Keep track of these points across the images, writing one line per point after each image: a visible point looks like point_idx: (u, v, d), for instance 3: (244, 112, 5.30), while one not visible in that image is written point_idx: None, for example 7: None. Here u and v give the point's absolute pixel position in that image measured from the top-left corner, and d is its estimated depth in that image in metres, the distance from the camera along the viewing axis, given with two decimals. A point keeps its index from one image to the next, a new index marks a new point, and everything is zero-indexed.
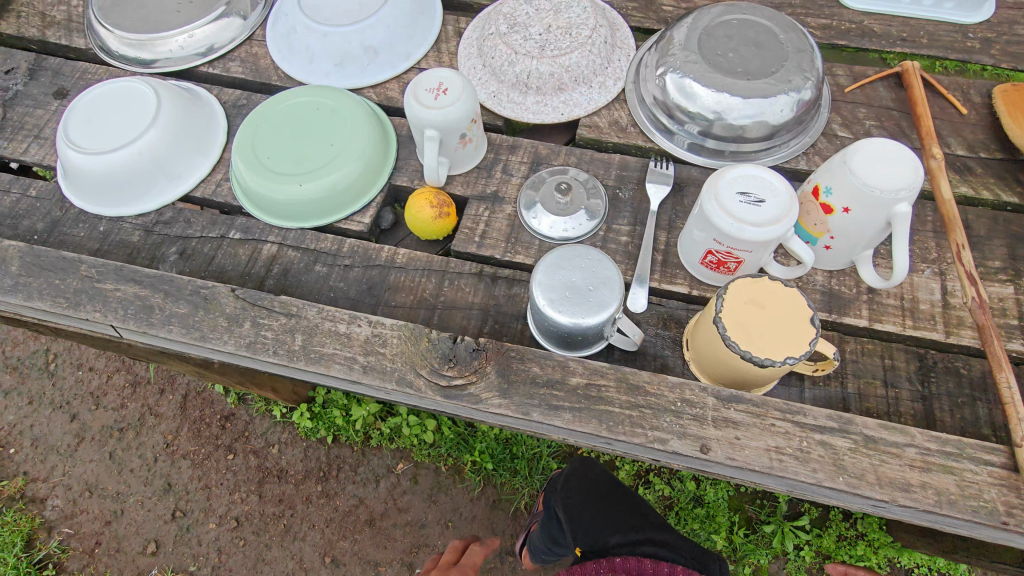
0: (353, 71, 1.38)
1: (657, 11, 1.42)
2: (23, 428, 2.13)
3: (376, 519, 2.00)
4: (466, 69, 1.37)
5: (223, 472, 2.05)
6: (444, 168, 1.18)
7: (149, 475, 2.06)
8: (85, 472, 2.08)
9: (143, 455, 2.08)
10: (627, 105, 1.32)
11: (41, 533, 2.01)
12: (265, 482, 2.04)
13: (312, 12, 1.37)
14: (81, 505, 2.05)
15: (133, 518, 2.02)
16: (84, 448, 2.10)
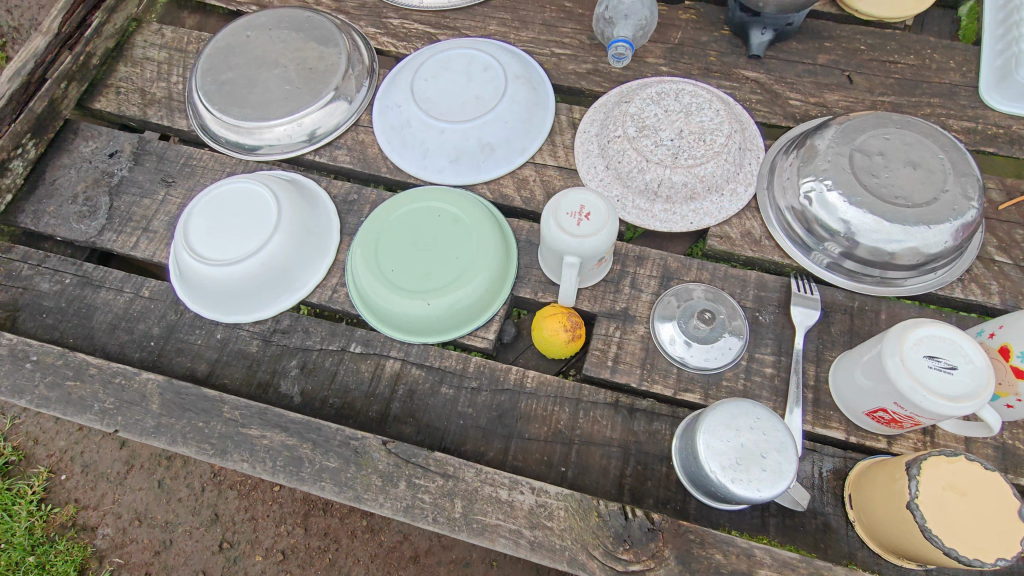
0: (468, 168, 1.33)
1: (784, 106, 1.36)
2: (74, 454, 2.03)
3: (419, 556, 1.85)
4: (586, 168, 1.32)
5: (269, 503, 1.94)
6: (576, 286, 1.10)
7: (196, 505, 1.94)
8: (134, 500, 1.96)
9: (191, 484, 1.96)
10: (759, 214, 1.25)
11: (93, 563, 1.90)
12: (309, 514, 1.92)
13: (428, 107, 1.33)
14: (130, 535, 1.92)
15: (182, 548, 1.89)
16: (134, 475, 1.98)
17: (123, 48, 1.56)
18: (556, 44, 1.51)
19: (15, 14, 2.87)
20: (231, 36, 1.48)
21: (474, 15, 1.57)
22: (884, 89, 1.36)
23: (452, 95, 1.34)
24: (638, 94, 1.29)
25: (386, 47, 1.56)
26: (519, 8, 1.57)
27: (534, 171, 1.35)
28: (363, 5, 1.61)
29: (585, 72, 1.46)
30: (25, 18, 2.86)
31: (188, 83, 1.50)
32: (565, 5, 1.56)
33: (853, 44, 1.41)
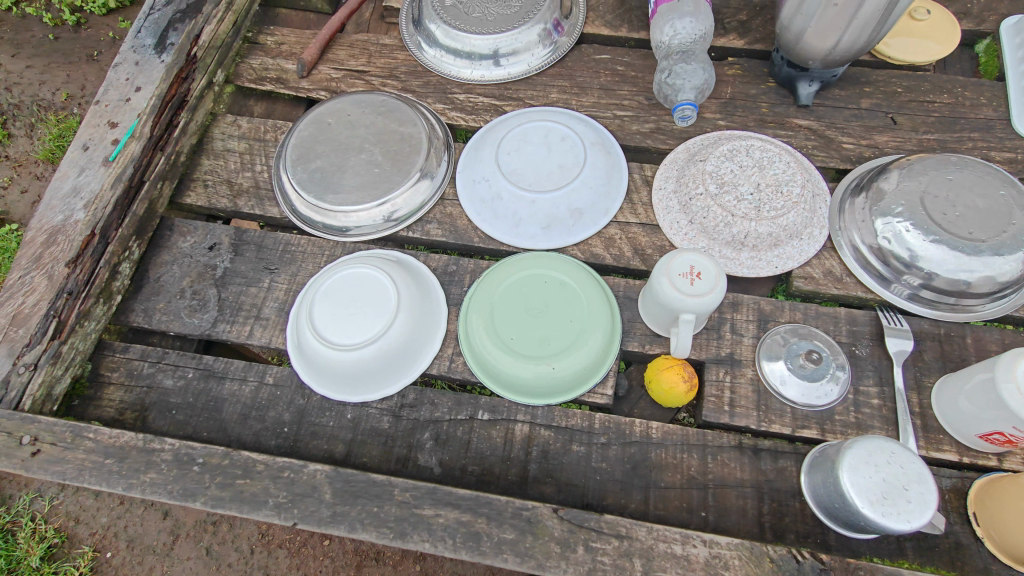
0: (560, 233, 1.42)
1: (838, 150, 1.49)
2: (118, 530, 2.01)
3: None
4: (668, 224, 1.42)
5: (321, 558, 1.93)
6: (687, 333, 1.15)
7: (247, 569, 1.94)
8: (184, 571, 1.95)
9: (239, 548, 1.96)
10: (836, 253, 1.36)
11: None
12: (362, 566, 1.93)
13: (516, 179, 1.42)
14: None
15: None
16: (180, 545, 1.98)
17: (203, 142, 1.64)
18: (616, 106, 1.63)
19: (15, 92, 2.96)
20: (313, 124, 1.57)
21: (536, 85, 1.69)
22: (926, 127, 1.50)
23: (536, 166, 1.43)
24: (710, 152, 1.39)
25: (456, 122, 1.66)
26: (576, 75, 1.70)
27: (619, 230, 1.45)
28: (428, 83, 1.73)
29: (649, 130, 1.58)
30: (26, 95, 2.95)
31: (274, 172, 1.58)
32: (618, 69, 1.69)
33: (890, 87, 1.56)
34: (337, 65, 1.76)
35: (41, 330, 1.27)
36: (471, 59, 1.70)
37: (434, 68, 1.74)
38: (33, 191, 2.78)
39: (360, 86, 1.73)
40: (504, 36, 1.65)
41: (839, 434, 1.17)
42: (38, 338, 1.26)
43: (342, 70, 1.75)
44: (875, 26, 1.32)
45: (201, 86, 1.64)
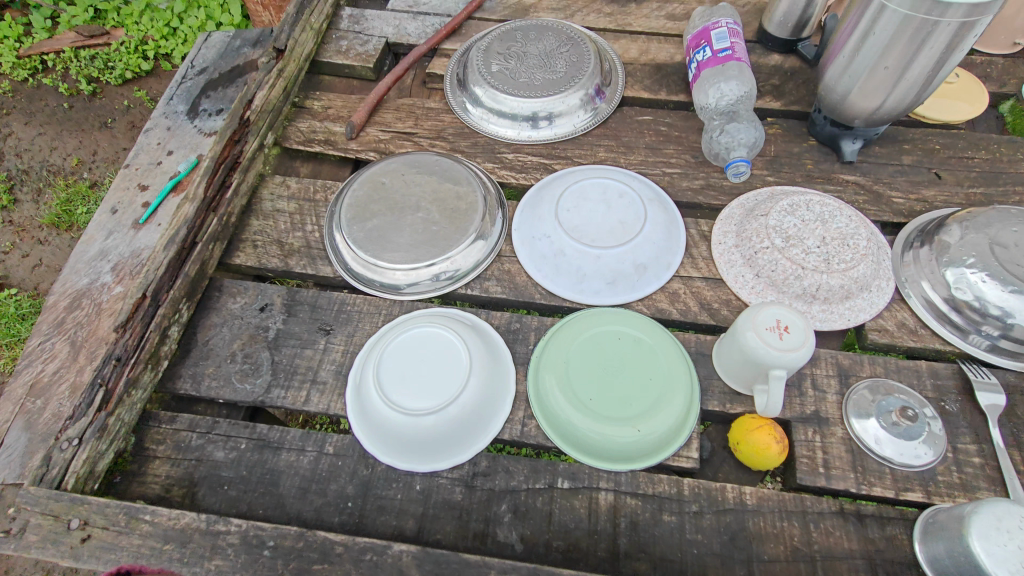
0: (624, 287, 1.41)
1: (889, 204, 1.54)
2: None
3: None
4: (734, 277, 1.42)
5: None
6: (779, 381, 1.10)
7: None
8: None
9: None
10: (906, 304, 1.36)
11: None
12: None
13: (578, 235, 1.42)
14: None
15: None
16: None
17: (252, 203, 1.63)
18: (664, 164, 1.67)
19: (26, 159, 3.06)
20: (368, 184, 1.58)
21: (582, 145, 1.74)
22: (969, 183, 1.56)
23: (598, 223, 1.44)
24: (770, 207, 1.42)
25: (507, 180, 1.69)
26: (621, 135, 1.75)
27: (682, 285, 1.44)
28: (476, 143, 1.77)
29: (700, 187, 1.62)
30: (36, 161, 3.02)
31: (327, 231, 1.56)
32: (661, 129, 1.75)
33: (928, 145, 1.63)
34: (384, 127, 1.81)
35: (87, 400, 1.18)
36: (517, 120, 1.76)
37: (481, 129, 1.79)
38: (34, 254, 2.78)
39: (410, 147, 1.77)
40: (552, 98, 1.73)
41: (946, 495, 1.11)
42: (84, 410, 1.17)
43: (390, 133, 1.80)
44: (919, 89, 1.41)
45: (253, 148, 1.65)
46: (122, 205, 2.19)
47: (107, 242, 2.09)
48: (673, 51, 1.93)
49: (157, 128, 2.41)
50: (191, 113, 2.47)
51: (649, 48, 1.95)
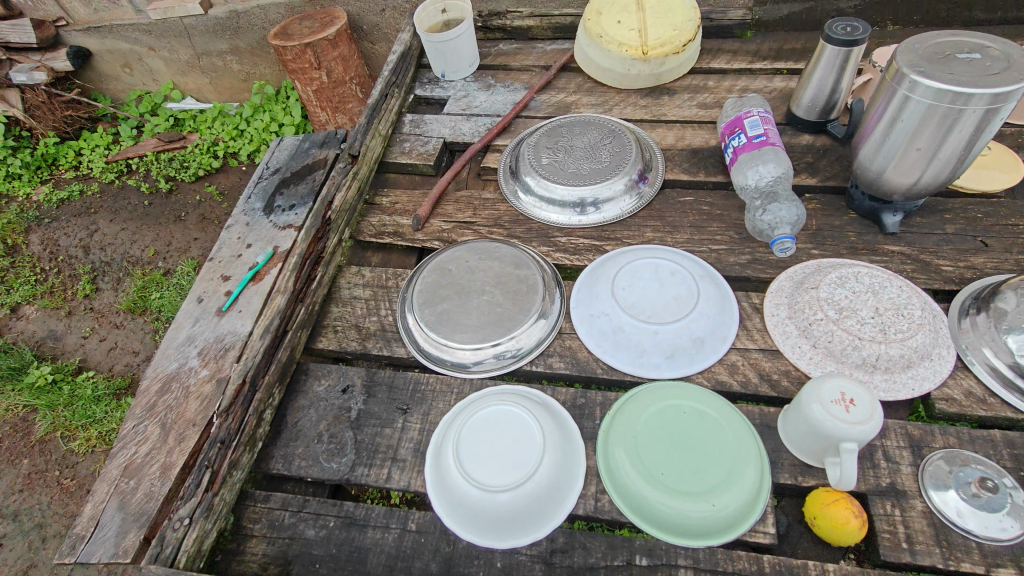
0: (684, 361, 1.47)
1: (938, 272, 1.59)
2: None
3: None
4: (791, 347, 1.47)
5: None
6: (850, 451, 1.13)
7: None
8: None
9: None
10: (970, 371, 1.39)
11: None
12: None
13: (636, 312, 1.52)
14: None
15: None
16: None
17: (332, 291, 1.80)
18: (710, 241, 1.78)
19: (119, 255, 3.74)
20: (435, 271, 1.74)
21: (629, 226, 1.87)
22: (1016, 249, 1.60)
23: (654, 300, 1.54)
24: (819, 280, 1.50)
25: (562, 261, 1.82)
26: (665, 215, 1.88)
27: (740, 356, 1.50)
28: (531, 229, 1.92)
29: (747, 261, 1.70)
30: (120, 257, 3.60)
31: (400, 314, 1.70)
32: (703, 208, 1.87)
33: (969, 214, 1.70)
34: (446, 218, 2.00)
35: (196, 482, 1.28)
36: (567, 206, 1.91)
37: (534, 215, 1.95)
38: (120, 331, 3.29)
39: (470, 235, 1.94)
40: (600, 185, 1.88)
41: None
42: (193, 491, 1.27)
43: (452, 223, 1.98)
44: (953, 166, 1.50)
45: (333, 242, 1.84)
46: (207, 294, 2.43)
47: (194, 328, 2.30)
48: (708, 136, 2.09)
49: (237, 224, 2.70)
50: (266, 209, 2.75)
51: (685, 134, 2.13)
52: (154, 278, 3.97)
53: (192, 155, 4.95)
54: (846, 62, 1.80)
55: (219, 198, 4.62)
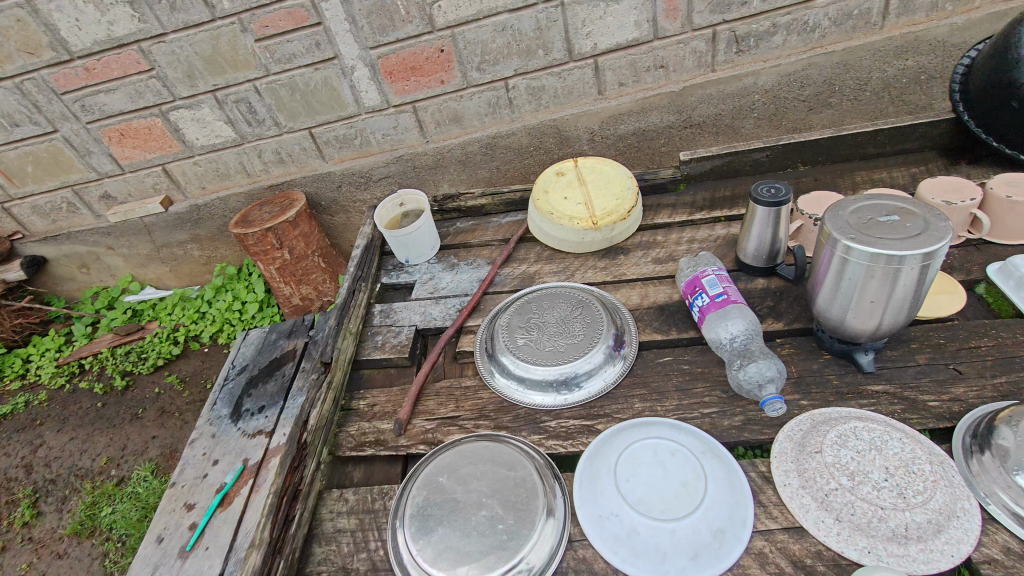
0: (710, 560, 1.35)
1: (927, 409, 1.60)
2: None
3: None
4: (814, 523, 1.38)
5: None
6: None
7: None
8: None
9: None
10: (994, 520, 1.34)
11: None
12: None
13: (647, 508, 1.43)
14: None
15: None
16: None
17: (314, 528, 1.65)
18: (699, 404, 1.76)
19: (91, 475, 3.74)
20: (427, 486, 1.63)
21: (616, 398, 1.84)
22: (989, 374, 1.65)
23: (662, 491, 1.47)
24: (820, 442, 1.49)
25: (556, 448, 1.74)
26: (649, 380, 1.88)
27: (765, 540, 1.40)
28: (517, 415, 1.86)
29: (742, 422, 1.68)
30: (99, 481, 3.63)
31: (392, 541, 1.55)
32: (684, 368, 1.89)
33: (933, 341, 1.77)
34: (429, 415, 1.92)
35: None
36: (552, 386, 1.88)
37: (519, 399, 1.90)
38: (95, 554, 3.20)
39: (456, 431, 1.85)
40: (580, 360, 1.88)
41: None
42: None
43: (435, 420, 1.90)
44: (908, 309, 1.58)
45: (311, 469, 1.73)
46: (169, 529, 2.20)
47: None
48: (670, 290, 2.18)
49: (202, 437, 2.55)
50: (234, 415, 2.61)
51: (648, 292, 2.21)
52: (105, 489, 3.61)
53: (152, 345, 4.84)
54: (779, 217, 1.96)
55: (179, 386, 4.42)
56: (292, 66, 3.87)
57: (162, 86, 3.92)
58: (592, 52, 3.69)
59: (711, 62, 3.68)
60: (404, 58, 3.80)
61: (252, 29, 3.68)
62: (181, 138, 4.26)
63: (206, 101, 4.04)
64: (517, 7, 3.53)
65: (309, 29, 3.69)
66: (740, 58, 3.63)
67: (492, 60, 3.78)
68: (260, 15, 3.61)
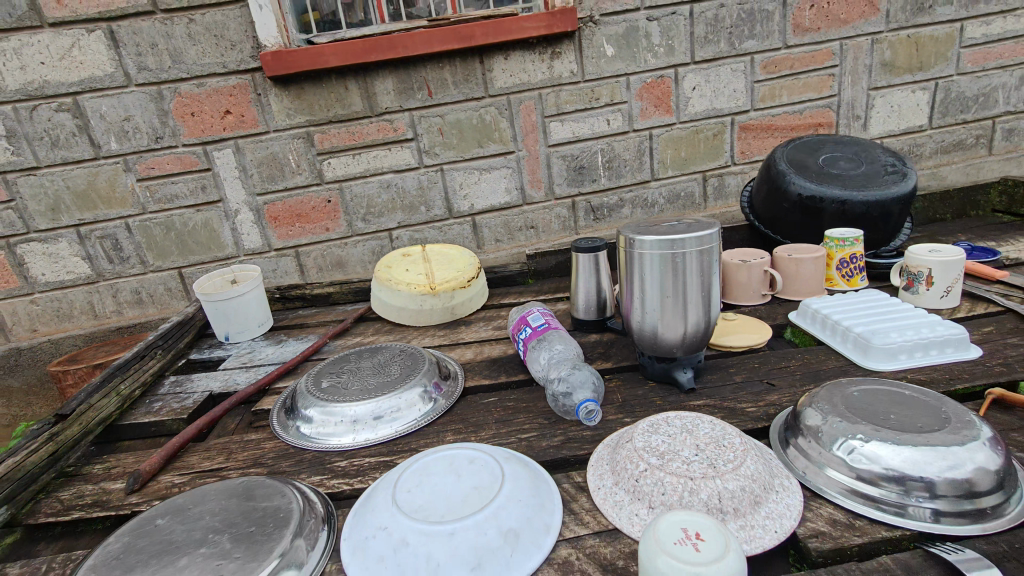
0: (496, 571, 1.02)
1: (746, 414, 1.48)
2: None
3: None
4: (628, 519, 1.13)
5: None
6: None
7: None
8: None
9: None
10: (826, 499, 1.15)
11: None
12: None
13: (423, 514, 1.09)
14: None
15: None
16: None
17: None
18: (518, 430, 1.53)
19: None
20: (134, 531, 1.17)
21: (426, 434, 1.56)
22: (800, 383, 1.59)
23: (444, 495, 1.14)
24: (632, 433, 1.29)
25: (339, 487, 1.37)
26: (468, 417, 1.63)
27: (572, 547, 1.10)
28: (301, 460, 1.50)
29: (561, 441, 1.45)
30: None
31: None
32: (508, 403, 1.68)
33: (749, 365, 1.73)
34: (184, 470, 1.48)
35: None
36: (352, 425, 1.57)
37: (311, 444, 1.55)
38: None
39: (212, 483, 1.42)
40: (387, 396, 1.63)
41: None
42: None
43: (189, 474, 1.46)
44: (707, 310, 1.58)
45: None
46: None
47: None
48: (505, 347, 2.07)
49: None
50: None
51: (483, 350, 2.07)
52: None
53: None
54: (598, 265, 2.05)
55: None
56: (171, 206, 3.91)
57: (18, 218, 3.80)
58: (469, 211, 4.22)
59: (573, 226, 4.38)
60: (290, 206, 4.01)
61: (135, 169, 3.79)
62: (25, 274, 3.96)
63: (65, 235, 3.88)
64: (400, 169, 4.01)
65: (196, 174, 3.85)
66: (598, 224, 4.40)
67: (377, 213, 4.12)
68: (148, 157, 3.77)
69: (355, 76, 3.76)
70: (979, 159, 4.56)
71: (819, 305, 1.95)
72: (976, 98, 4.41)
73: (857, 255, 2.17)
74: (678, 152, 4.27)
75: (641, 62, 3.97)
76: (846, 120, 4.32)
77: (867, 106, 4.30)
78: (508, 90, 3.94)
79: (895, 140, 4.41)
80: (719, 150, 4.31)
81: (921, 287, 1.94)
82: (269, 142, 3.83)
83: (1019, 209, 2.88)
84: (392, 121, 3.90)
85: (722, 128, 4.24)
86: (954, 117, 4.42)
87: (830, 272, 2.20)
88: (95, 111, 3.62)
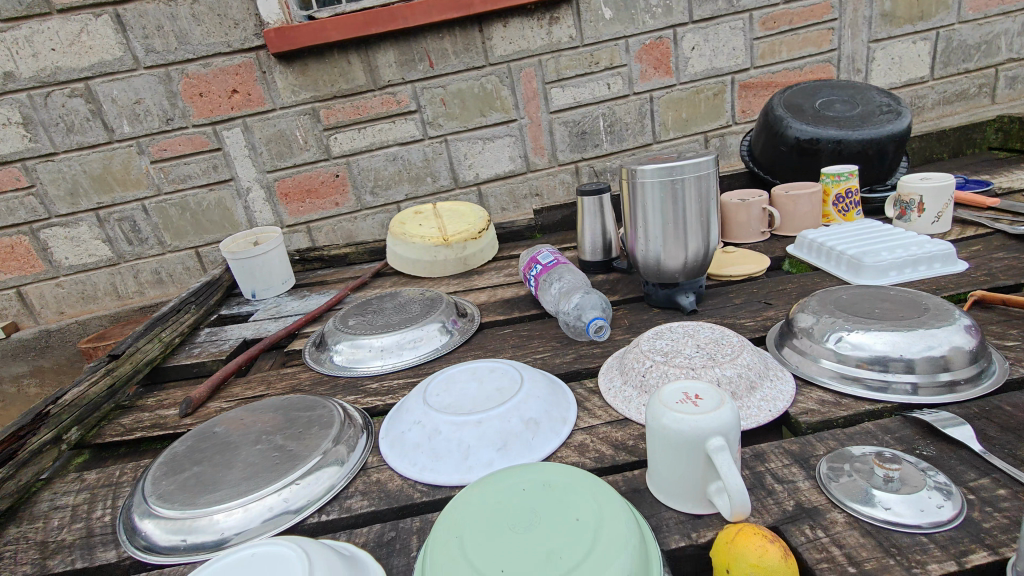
0: (520, 451, 1.15)
1: (745, 328, 1.59)
2: None
3: None
4: (636, 409, 1.25)
5: None
6: (722, 452, 0.87)
7: None
8: None
9: None
10: (816, 385, 1.26)
11: None
12: None
13: (452, 408, 1.22)
14: None
15: None
16: None
17: (20, 508, 1.23)
18: (533, 352, 1.65)
19: None
20: (197, 435, 1.32)
21: (448, 360, 1.69)
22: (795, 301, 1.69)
23: (469, 394, 1.27)
24: (638, 340, 1.40)
25: (372, 403, 1.50)
26: (485, 345, 1.76)
27: (586, 434, 1.22)
28: (335, 385, 1.63)
29: (573, 358, 1.57)
30: None
31: (136, 488, 1.20)
32: (522, 333, 1.80)
33: (749, 290, 1.84)
34: (229, 397, 1.62)
35: None
36: (379, 355, 1.70)
37: (343, 372, 1.68)
38: None
39: None
40: (410, 329, 1.76)
41: (1013, 543, 0.80)
42: None
43: (234, 400, 1.60)
44: (706, 237, 1.68)
45: (44, 441, 1.36)
46: None
47: None
48: (516, 289, 2.18)
49: None
50: None
51: (497, 293, 2.19)
52: None
53: None
54: (602, 207, 2.14)
55: None
56: (185, 186, 4.04)
57: (39, 204, 3.94)
58: (475, 181, 4.31)
59: None
60: (300, 181, 4.12)
61: (149, 151, 3.90)
62: (50, 258, 4.12)
63: (85, 219, 4.02)
64: (406, 141, 4.10)
65: (207, 154, 3.96)
66: None
67: (385, 185, 4.22)
68: (160, 139, 3.88)
69: (357, 50, 3.83)
70: (982, 108, 4.56)
71: (815, 235, 2.04)
72: (978, 46, 4.39)
73: (851, 189, 2.23)
74: (679, 113, 4.31)
75: (639, 24, 4.00)
76: (847, 74, 4.33)
77: (868, 59, 4.30)
78: (508, 58, 3.99)
79: (897, 92, 4.42)
80: (720, 109, 4.35)
81: (913, 214, 2.03)
82: (277, 119, 3.92)
83: (1016, 145, 2.93)
84: (396, 94, 3.97)
85: (722, 87, 4.27)
86: (956, 67, 4.42)
87: (826, 208, 2.27)
88: (107, 95, 3.72)
